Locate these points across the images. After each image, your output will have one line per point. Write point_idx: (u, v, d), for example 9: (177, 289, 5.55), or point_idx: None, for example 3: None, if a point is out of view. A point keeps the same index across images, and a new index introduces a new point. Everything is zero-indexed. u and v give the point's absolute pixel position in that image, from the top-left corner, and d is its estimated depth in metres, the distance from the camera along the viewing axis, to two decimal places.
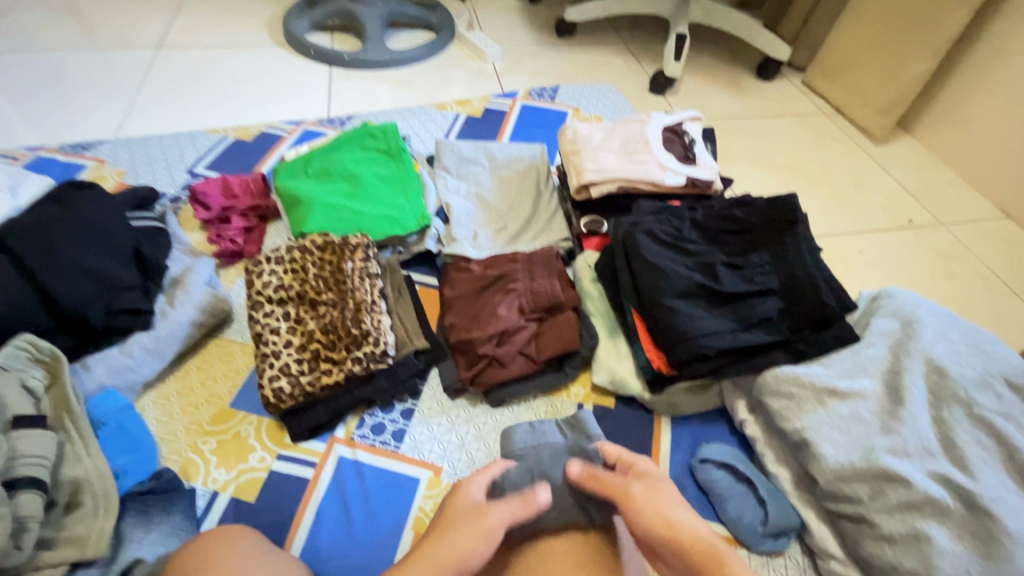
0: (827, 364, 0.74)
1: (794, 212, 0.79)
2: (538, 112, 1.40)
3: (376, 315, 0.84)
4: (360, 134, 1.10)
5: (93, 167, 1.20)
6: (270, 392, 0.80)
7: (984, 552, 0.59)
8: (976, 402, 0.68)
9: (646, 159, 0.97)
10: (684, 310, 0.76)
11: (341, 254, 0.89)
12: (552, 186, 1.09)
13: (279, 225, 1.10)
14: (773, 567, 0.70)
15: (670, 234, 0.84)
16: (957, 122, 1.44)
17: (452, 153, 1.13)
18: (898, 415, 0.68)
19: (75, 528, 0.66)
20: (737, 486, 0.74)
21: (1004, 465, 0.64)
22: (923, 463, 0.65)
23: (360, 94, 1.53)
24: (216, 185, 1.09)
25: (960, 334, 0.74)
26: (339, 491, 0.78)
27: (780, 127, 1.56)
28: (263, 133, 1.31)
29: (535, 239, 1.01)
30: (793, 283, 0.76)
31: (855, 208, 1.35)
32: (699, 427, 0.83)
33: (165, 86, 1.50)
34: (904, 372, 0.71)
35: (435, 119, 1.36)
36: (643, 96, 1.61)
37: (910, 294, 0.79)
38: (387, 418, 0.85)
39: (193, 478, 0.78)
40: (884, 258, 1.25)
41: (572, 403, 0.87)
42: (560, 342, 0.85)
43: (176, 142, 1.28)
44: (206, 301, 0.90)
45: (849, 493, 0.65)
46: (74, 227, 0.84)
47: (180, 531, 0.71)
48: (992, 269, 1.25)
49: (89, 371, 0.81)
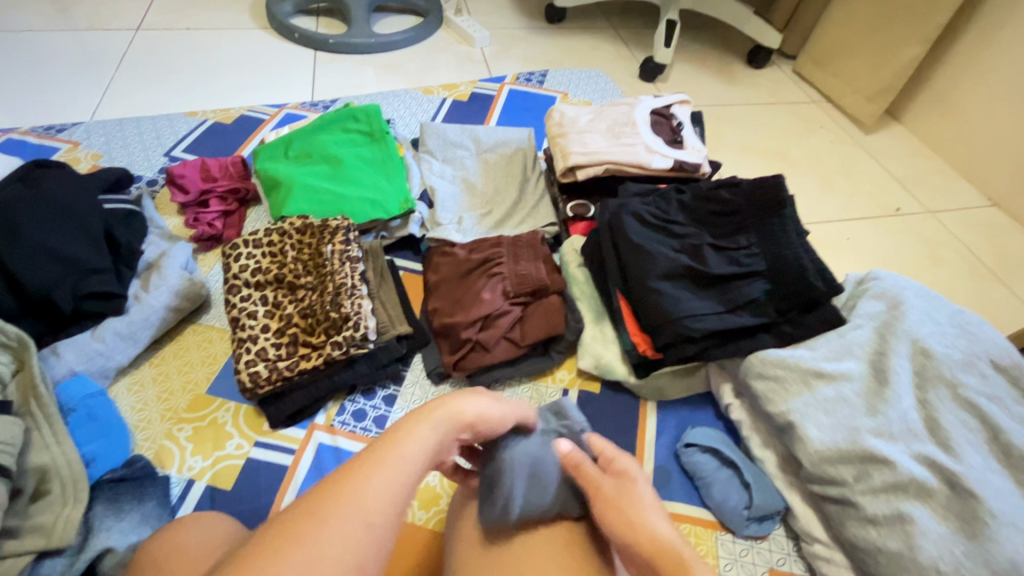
0: (813, 347, 0.73)
1: (782, 194, 0.78)
2: (526, 96, 1.38)
3: (357, 299, 0.81)
4: (341, 117, 1.08)
5: (67, 150, 1.17)
6: (246, 377, 0.77)
7: (968, 533, 0.58)
8: (961, 383, 0.67)
9: (633, 141, 0.95)
10: (669, 293, 0.74)
11: (321, 237, 0.87)
12: (538, 170, 1.07)
13: (259, 209, 1.08)
14: (757, 550, 0.70)
15: (656, 216, 0.82)
16: (945, 109, 1.44)
17: (437, 136, 1.11)
18: (884, 396, 0.68)
19: (40, 517, 0.64)
20: (722, 470, 0.73)
21: (988, 446, 0.64)
22: (908, 444, 0.64)
23: (345, 78, 1.50)
24: (194, 168, 1.06)
25: (946, 315, 0.74)
26: (318, 478, 0.76)
27: (770, 115, 1.54)
28: (244, 116, 1.28)
29: (521, 223, 1.00)
30: (780, 265, 0.74)
31: (844, 195, 1.35)
32: (685, 412, 0.82)
33: (143, 68, 1.45)
34: (890, 354, 0.70)
35: (421, 103, 1.33)
36: (634, 83, 1.59)
37: (898, 276, 0.78)
38: (368, 404, 0.84)
39: (167, 466, 0.76)
40: (872, 245, 1.24)
41: (557, 389, 0.85)
42: (544, 326, 0.84)
43: (154, 125, 1.24)
44: (182, 286, 0.88)
45: (833, 475, 0.65)
46: (42, 209, 0.82)
47: (153, 520, 0.69)
48: (978, 256, 1.25)
49: (58, 357, 0.78)
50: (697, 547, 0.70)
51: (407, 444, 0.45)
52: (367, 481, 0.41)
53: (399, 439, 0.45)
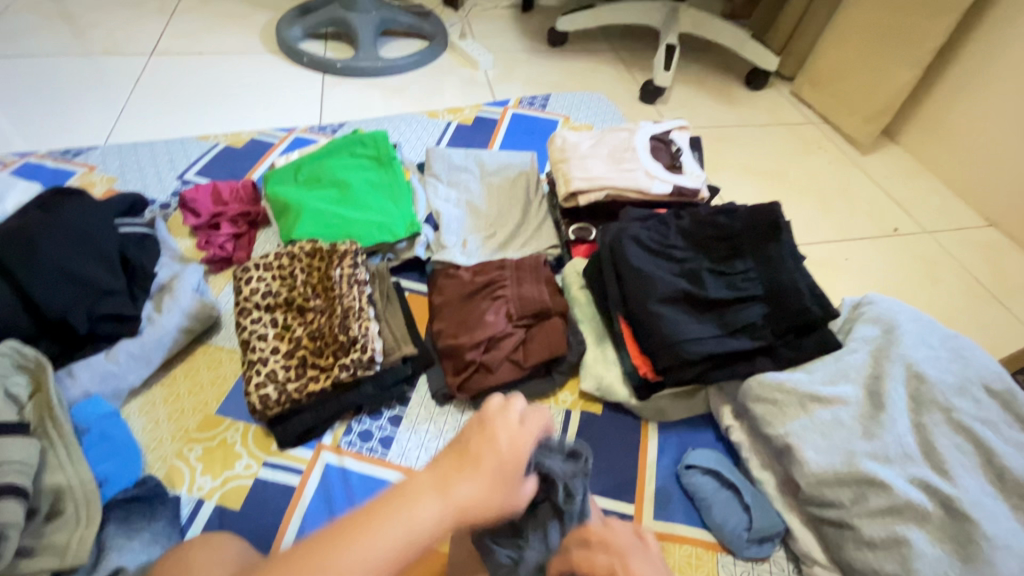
0: (810, 371, 0.75)
1: (778, 219, 0.80)
2: (529, 120, 1.42)
3: (364, 321, 0.84)
4: (350, 142, 1.11)
5: (83, 174, 1.20)
6: (256, 398, 0.80)
7: (963, 556, 0.59)
8: (955, 407, 0.69)
9: (634, 167, 0.98)
10: (669, 317, 0.76)
11: (330, 261, 0.89)
12: (541, 193, 1.10)
13: (268, 231, 1.10)
14: (758, 572, 0.71)
15: (656, 241, 0.84)
16: (941, 131, 1.47)
17: (443, 160, 1.14)
18: (879, 420, 0.69)
19: (54, 536, 0.66)
20: (722, 491, 0.74)
21: (983, 470, 0.65)
22: (903, 468, 0.66)
23: (352, 101, 1.54)
24: (206, 192, 1.09)
25: (940, 340, 0.75)
26: (325, 498, 0.78)
27: (768, 136, 1.58)
28: (254, 140, 1.32)
29: (524, 246, 1.02)
30: (777, 289, 0.76)
31: (842, 216, 1.37)
32: (685, 433, 0.84)
33: (157, 93, 1.50)
34: (885, 378, 0.71)
35: (427, 127, 1.37)
36: (634, 105, 1.62)
37: (892, 301, 0.80)
38: (374, 425, 0.85)
39: (178, 485, 0.78)
40: (870, 266, 1.26)
41: (560, 410, 0.87)
42: (547, 348, 0.85)
43: (167, 148, 1.28)
44: (194, 307, 0.90)
45: (831, 497, 0.66)
46: (59, 232, 0.84)
47: (162, 539, 0.70)
48: (976, 276, 1.27)
49: (73, 378, 0.81)
50: (698, 569, 0.70)
51: (399, 529, 0.41)
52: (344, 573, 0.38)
53: (391, 521, 0.41)
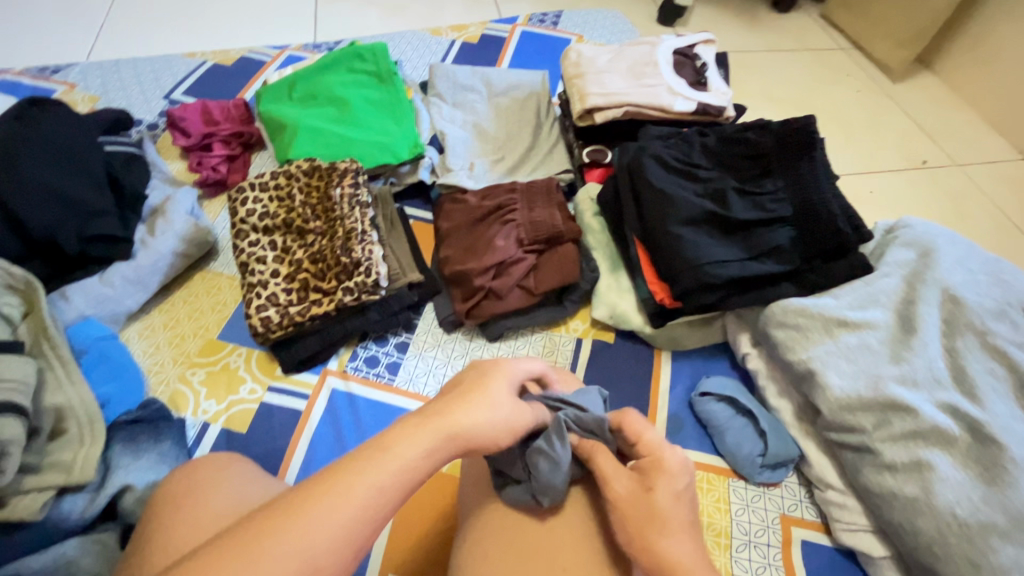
0: (838, 296, 0.71)
1: (813, 135, 0.74)
2: (539, 39, 1.31)
3: (368, 244, 0.79)
4: (347, 55, 1.02)
5: (64, 92, 1.12)
6: (257, 321, 0.76)
7: (987, 479, 0.58)
8: (992, 331, 0.65)
9: (655, 82, 0.90)
10: (690, 239, 0.72)
11: (330, 180, 0.84)
12: (553, 115, 1.03)
13: (263, 155, 1.04)
14: (769, 497, 0.70)
15: (678, 160, 0.79)
16: (981, 55, 1.35)
17: (447, 78, 1.06)
18: (910, 343, 0.66)
19: (58, 455, 0.64)
20: (737, 418, 0.73)
21: (1015, 395, 0.62)
22: (932, 392, 0.63)
23: (347, 19, 1.43)
24: (194, 110, 1.02)
25: (979, 263, 0.71)
26: (332, 422, 0.76)
27: (794, 62, 1.47)
28: (244, 58, 1.22)
29: (535, 170, 0.96)
30: (808, 208, 0.71)
31: (869, 146, 1.30)
32: (700, 362, 0.82)
33: (136, 7, 1.38)
34: (918, 302, 0.68)
35: (429, 45, 1.27)
36: (651, 27, 1.50)
37: (929, 224, 0.76)
38: (381, 351, 0.83)
39: (182, 409, 0.77)
40: (895, 200, 1.20)
41: (571, 338, 0.84)
42: (558, 275, 0.82)
43: (151, 66, 1.19)
44: (188, 231, 0.85)
45: (853, 423, 0.64)
46: (40, 148, 0.79)
47: (170, 460, 0.70)
48: (1004, 211, 1.21)
49: (68, 301, 0.78)
50: (709, 493, 0.70)
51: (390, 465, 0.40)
52: (343, 492, 0.38)
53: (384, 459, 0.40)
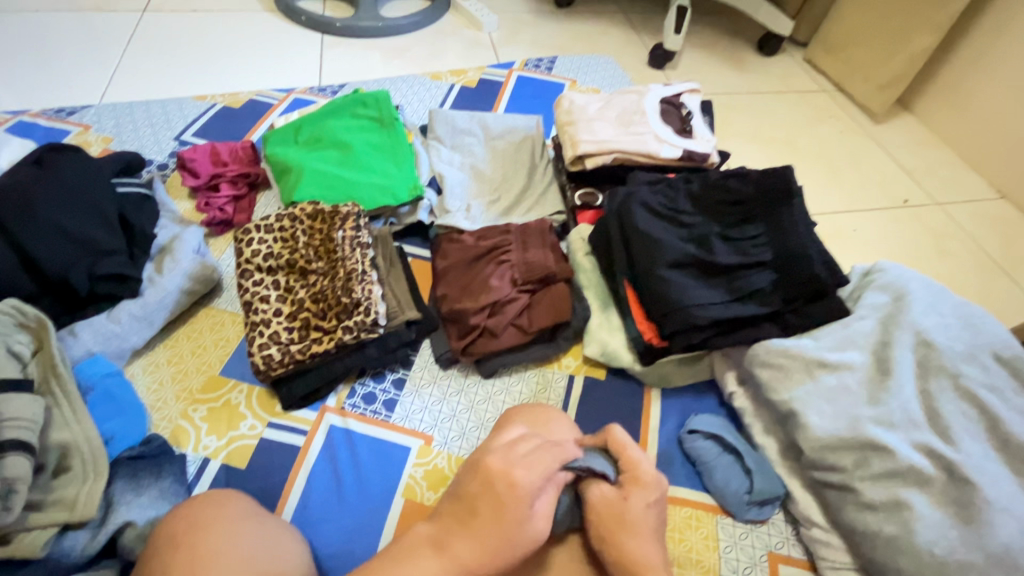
0: (817, 338, 0.74)
1: (791, 185, 0.78)
2: (535, 83, 1.38)
3: (367, 284, 0.83)
4: (351, 102, 1.07)
5: (78, 133, 1.17)
6: (260, 358, 0.79)
7: (963, 519, 0.60)
8: (963, 373, 0.68)
9: (643, 130, 0.95)
10: (676, 282, 0.75)
11: (332, 223, 0.88)
12: (546, 158, 1.08)
13: (268, 194, 1.08)
14: (757, 534, 0.72)
15: (664, 206, 0.83)
16: (956, 100, 1.42)
17: (446, 122, 1.11)
18: (886, 386, 0.69)
19: (63, 491, 0.66)
20: (724, 456, 0.75)
21: (987, 436, 0.65)
22: (908, 433, 0.66)
23: (352, 62, 1.49)
24: (204, 152, 1.06)
25: (951, 307, 0.75)
26: (330, 458, 0.78)
27: (780, 104, 1.53)
28: (253, 101, 1.28)
29: (529, 211, 1.00)
30: (787, 254, 0.75)
31: (852, 186, 1.35)
32: (689, 399, 0.84)
33: (150, 51, 1.45)
34: (893, 344, 0.71)
35: (429, 89, 1.33)
36: (642, 70, 1.58)
37: (903, 269, 0.80)
38: (378, 387, 0.85)
39: (183, 444, 0.78)
40: (878, 238, 1.24)
41: (563, 375, 0.87)
42: (552, 314, 0.84)
43: (163, 108, 1.25)
44: (194, 269, 0.89)
45: (834, 462, 0.66)
46: (58, 191, 0.83)
47: (170, 496, 0.71)
48: (985, 248, 1.24)
49: (76, 337, 0.80)
50: (698, 530, 0.71)
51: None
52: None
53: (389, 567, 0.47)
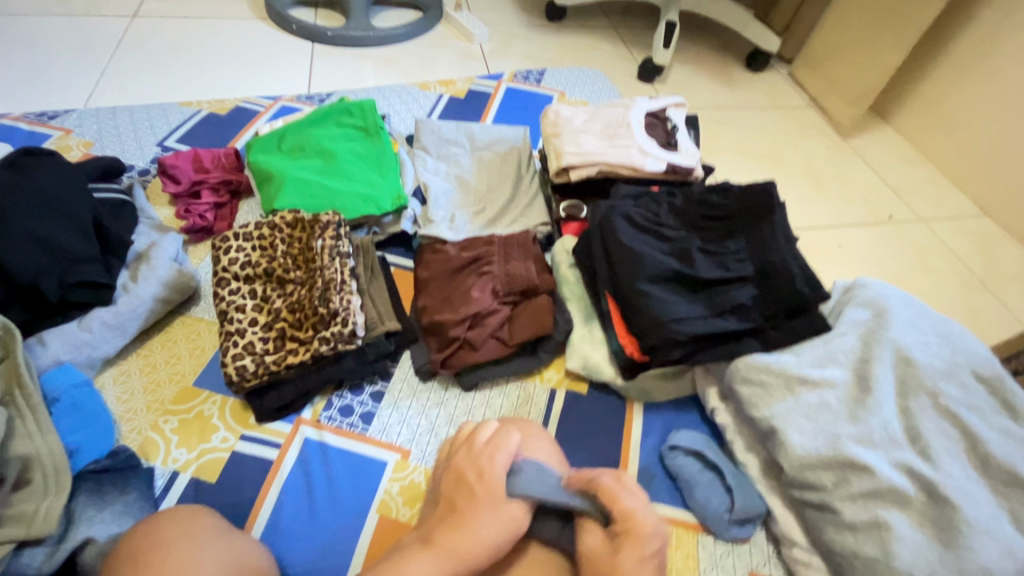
0: (798, 353, 0.74)
1: (772, 200, 0.78)
2: (524, 94, 1.38)
3: (346, 294, 0.82)
4: (336, 110, 1.07)
5: (59, 137, 1.16)
6: (233, 369, 0.77)
7: (944, 541, 0.59)
8: (943, 392, 0.68)
9: (628, 143, 0.95)
10: (658, 296, 0.75)
11: (312, 232, 0.86)
12: (532, 169, 1.08)
13: (251, 202, 1.07)
14: (738, 553, 0.70)
15: (647, 219, 0.83)
16: (938, 118, 1.44)
17: (432, 132, 1.10)
18: (866, 403, 0.68)
19: (22, 506, 0.63)
20: (705, 473, 0.74)
21: (967, 456, 0.65)
22: (889, 452, 0.65)
23: (342, 71, 1.49)
24: (186, 158, 1.05)
25: (931, 325, 0.74)
26: (303, 472, 0.76)
27: (766, 119, 1.54)
28: (239, 107, 1.27)
29: (513, 223, 0.99)
30: (768, 269, 0.75)
31: (836, 201, 1.35)
32: (671, 415, 0.83)
33: (138, 56, 1.44)
34: (873, 362, 0.71)
35: (418, 99, 1.33)
36: (631, 83, 1.59)
37: (883, 284, 0.79)
38: (356, 400, 0.84)
39: (152, 457, 0.76)
40: (864, 254, 1.24)
41: (545, 388, 0.86)
42: (534, 325, 0.83)
43: (147, 114, 1.24)
44: (171, 276, 0.87)
45: (814, 481, 0.66)
46: (29, 196, 0.81)
47: (135, 511, 0.69)
48: (967, 265, 1.25)
49: (45, 346, 0.78)
50: (678, 550, 0.70)
51: None
52: None
53: None
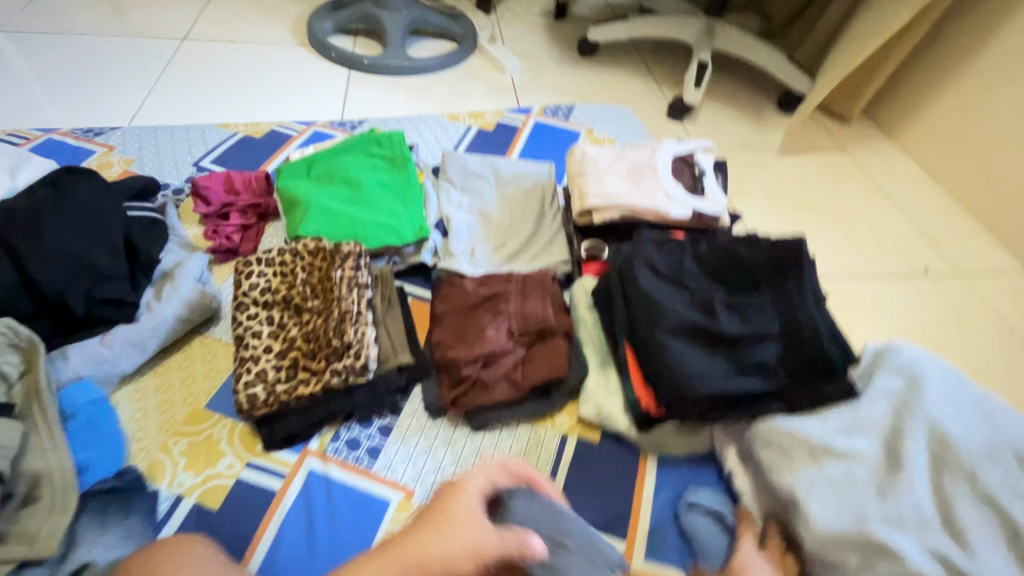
0: (823, 420, 0.70)
1: (801, 256, 0.76)
2: (552, 130, 1.39)
3: (360, 326, 0.82)
4: (366, 140, 1.09)
5: (102, 153, 1.21)
6: (243, 397, 0.78)
7: None
8: (981, 474, 0.64)
9: (653, 187, 0.94)
10: (676, 350, 0.72)
11: (332, 261, 0.87)
12: (555, 206, 1.07)
13: (277, 225, 1.09)
14: None
15: (670, 267, 0.81)
16: (978, 170, 1.39)
17: (458, 165, 1.11)
18: (896, 480, 0.64)
19: (27, 523, 0.64)
20: (720, 536, 0.71)
21: (1007, 547, 0.60)
22: (920, 536, 0.61)
23: (376, 99, 1.53)
24: (218, 180, 1.08)
25: (969, 398, 0.70)
26: (305, 506, 0.75)
27: (797, 161, 1.52)
28: (273, 131, 1.31)
29: (533, 260, 0.98)
30: (794, 328, 0.72)
31: (869, 250, 1.31)
32: (689, 472, 0.79)
33: (183, 77, 1.50)
34: (905, 436, 0.67)
35: (447, 130, 1.35)
36: (660, 121, 1.58)
37: (918, 350, 0.76)
38: (363, 433, 0.82)
39: (158, 479, 0.76)
40: (897, 307, 1.19)
41: (555, 435, 0.82)
42: (547, 368, 0.82)
43: (186, 133, 1.28)
44: (193, 297, 0.88)
45: (836, 559, 0.62)
46: (66, 213, 0.84)
47: (136, 536, 0.68)
48: (1008, 326, 1.19)
49: (66, 360, 0.79)
50: None
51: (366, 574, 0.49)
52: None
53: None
